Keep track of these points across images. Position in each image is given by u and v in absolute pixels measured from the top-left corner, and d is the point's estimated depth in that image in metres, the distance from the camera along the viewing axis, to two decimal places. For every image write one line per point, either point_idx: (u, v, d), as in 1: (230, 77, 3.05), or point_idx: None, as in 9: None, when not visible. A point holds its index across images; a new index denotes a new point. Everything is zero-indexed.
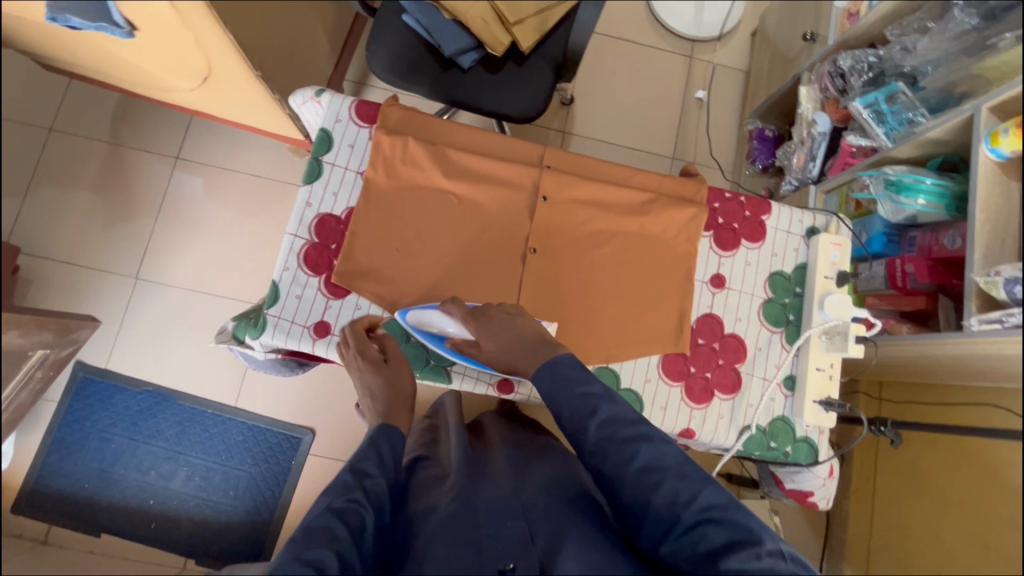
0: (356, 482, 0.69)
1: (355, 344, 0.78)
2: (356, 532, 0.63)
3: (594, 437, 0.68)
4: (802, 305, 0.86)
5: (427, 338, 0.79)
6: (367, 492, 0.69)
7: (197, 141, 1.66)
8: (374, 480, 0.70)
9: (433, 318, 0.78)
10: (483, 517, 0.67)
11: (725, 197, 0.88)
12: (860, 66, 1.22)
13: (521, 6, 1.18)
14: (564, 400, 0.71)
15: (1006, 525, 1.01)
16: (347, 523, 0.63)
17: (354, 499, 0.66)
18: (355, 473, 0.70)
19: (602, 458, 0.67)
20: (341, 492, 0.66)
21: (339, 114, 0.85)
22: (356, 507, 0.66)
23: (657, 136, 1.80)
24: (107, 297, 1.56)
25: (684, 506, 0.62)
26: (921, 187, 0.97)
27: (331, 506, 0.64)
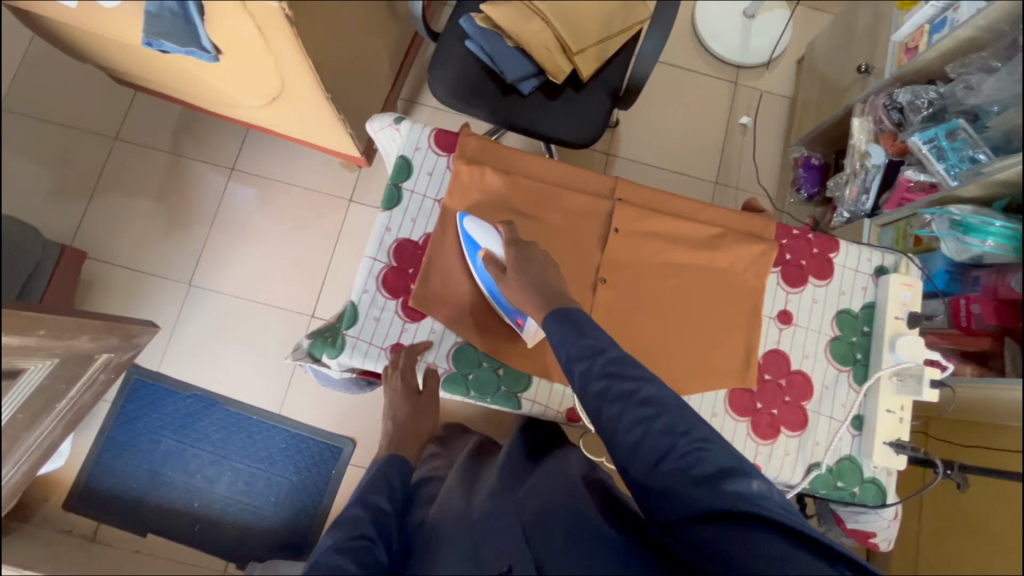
0: (367, 515, 0.66)
1: (403, 367, 0.81)
2: (368, 569, 0.59)
3: (597, 374, 0.65)
4: (870, 344, 0.86)
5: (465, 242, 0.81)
6: (378, 526, 0.65)
7: (253, 153, 1.71)
8: (385, 515, 0.67)
9: (482, 230, 0.80)
10: (485, 527, 0.63)
11: (793, 234, 0.88)
12: (919, 102, 1.24)
13: (583, 36, 1.20)
14: (571, 343, 0.68)
15: None
16: (358, 559, 0.59)
17: (364, 535, 0.63)
18: (365, 507, 0.67)
19: (602, 392, 0.64)
20: (350, 528, 0.63)
21: (418, 142, 0.88)
22: (367, 543, 0.62)
23: (700, 160, 1.81)
24: (161, 302, 1.62)
25: (681, 435, 0.62)
26: (990, 229, 0.95)
27: (338, 546, 0.61)
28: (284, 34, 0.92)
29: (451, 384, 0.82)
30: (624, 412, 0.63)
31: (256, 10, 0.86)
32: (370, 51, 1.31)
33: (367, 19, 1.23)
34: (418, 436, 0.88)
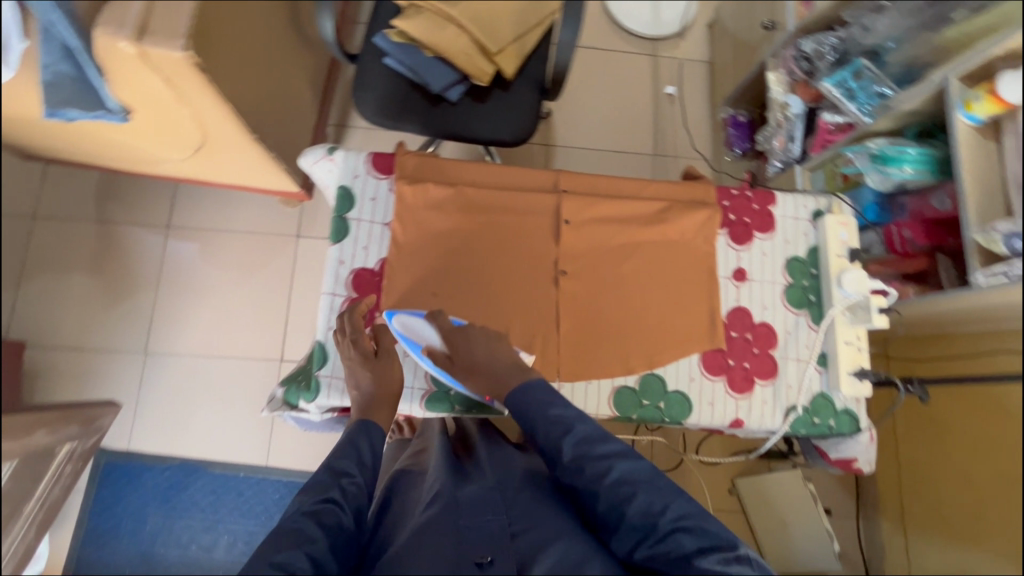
0: (333, 480, 0.65)
1: (350, 332, 0.79)
2: (333, 534, 0.59)
3: (569, 456, 0.68)
4: (820, 284, 0.91)
5: (407, 343, 0.80)
6: (344, 491, 0.64)
7: (188, 206, 1.65)
8: (353, 479, 0.66)
9: (417, 323, 0.80)
10: (463, 514, 0.67)
11: (732, 194, 0.92)
12: (824, 49, 1.30)
13: (500, 35, 1.21)
14: (536, 422, 0.71)
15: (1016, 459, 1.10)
16: (322, 523, 0.60)
17: (329, 499, 0.62)
18: (332, 471, 0.66)
19: (576, 472, 0.67)
20: (315, 492, 0.63)
21: (356, 170, 0.86)
22: (333, 507, 0.62)
23: (635, 136, 1.86)
24: (120, 378, 1.54)
25: (659, 514, 0.64)
26: (906, 157, 1.03)
27: (304, 509, 0.61)
28: (197, 82, 0.89)
29: (435, 402, 0.84)
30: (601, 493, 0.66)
31: (163, 63, 0.83)
32: (289, 83, 1.28)
33: (281, 51, 1.20)
34: (389, 396, 0.76)
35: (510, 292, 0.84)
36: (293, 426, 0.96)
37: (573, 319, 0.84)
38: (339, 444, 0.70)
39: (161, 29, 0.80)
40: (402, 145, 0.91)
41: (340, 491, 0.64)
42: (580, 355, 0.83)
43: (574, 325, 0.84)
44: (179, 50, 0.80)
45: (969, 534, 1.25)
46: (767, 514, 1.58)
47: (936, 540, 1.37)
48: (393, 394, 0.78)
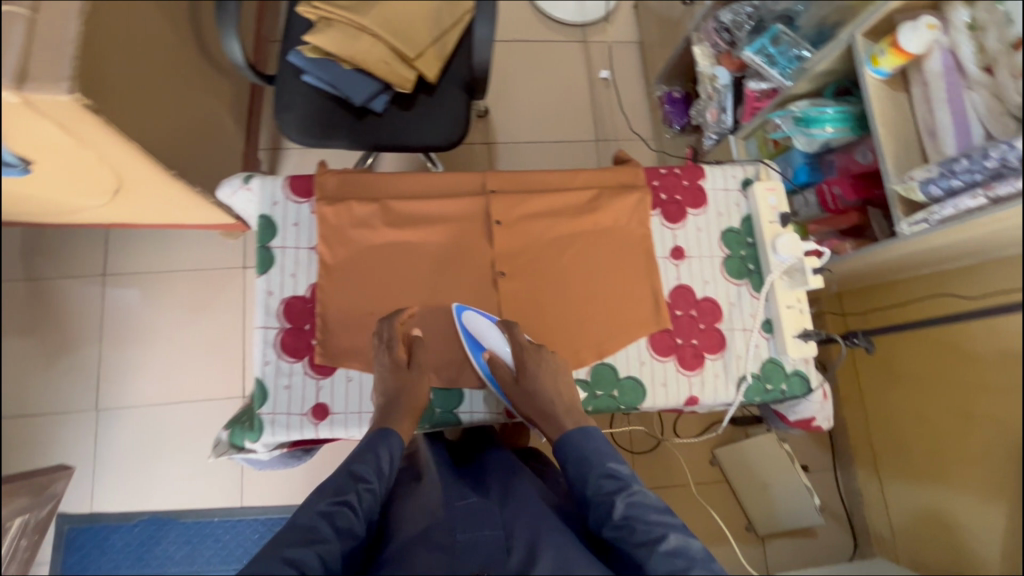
0: (350, 483, 0.65)
1: (385, 336, 0.76)
2: (344, 538, 0.60)
3: (619, 515, 0.64)
4: (757, 253, 0.91)
5: (471, 343, 0.80)
6: (360, 498, 0.64)
7: (123, 252, 1.58)
8: (371, 488, 0.65)
9: (485, 327, 0.80)
10: (460, 527, 0.67)
11: (661, 173, 0.92)
12: (741, 19, 1.31)
13: (417, 39, 1.18)
14: (588, 474, 0.68)
15: (975, 390, 1.19)
16: (336, 528, 0.60)
17: (345, 503, 0.62)
18: (349, 475, 0.66)
19: (626, 535, 0.62)
20: (331, 494, 0.63)
21: (274, 196, 0.83)
22: (347, 513, 0.62)
23: (576, 124, 1.85)
24: (73, 439, 1.48)
25: None
26: (825, 117, 1.05)
27: (319, 508, 0.61)
28: (94, 124, 0.85)
29: None
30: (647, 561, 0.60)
31: (51, 109, 0.79)
32: (205, 111, 1.23)
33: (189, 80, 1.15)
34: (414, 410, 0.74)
35: (449, 301, 0.82)
36: (240, 461, 0.86)
37: (518, 318, 0.83)
38: (361, 443, 0.70)
39: (40, 72, 0.75)
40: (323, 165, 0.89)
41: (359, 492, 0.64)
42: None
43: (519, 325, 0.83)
44: (65, 92, 0.76)
45: (937, 467, 1.33)
46: (749, 480, 1.60)
47: (907, 477, 1.45)
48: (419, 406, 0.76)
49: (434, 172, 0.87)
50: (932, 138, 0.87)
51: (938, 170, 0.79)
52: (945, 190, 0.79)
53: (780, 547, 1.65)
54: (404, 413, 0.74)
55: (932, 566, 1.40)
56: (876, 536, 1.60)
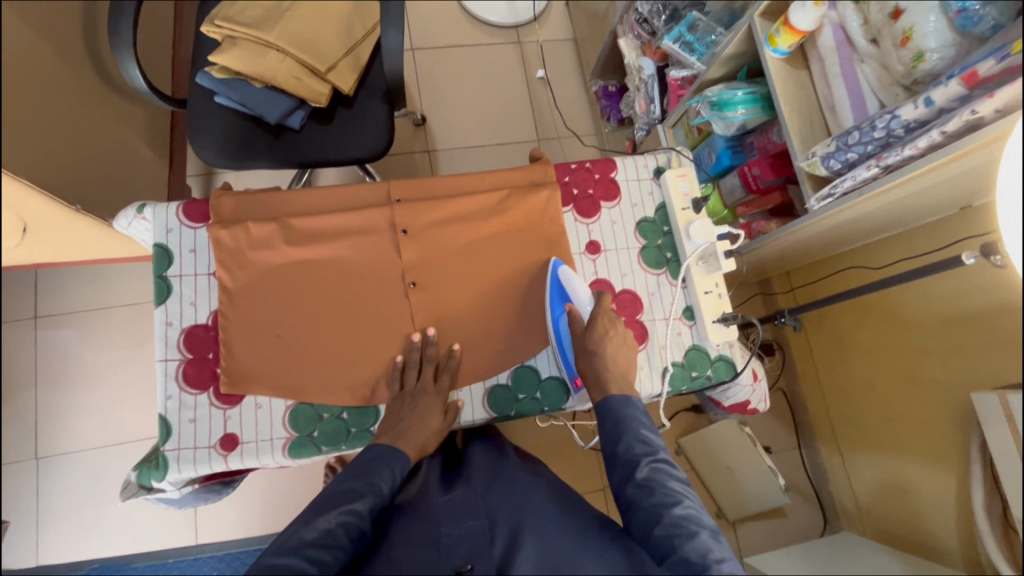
0: (364, 490, 0.65)
1: (417, 358, 0.79)
2: (358, 542, 0.61)
3: (642, 473, 0.65)
4: (674, 240, 0.91)
5: (554, 295, 0.82)
6: (374, 506, 0.65)
7: (54, 293, 1.52)
8: (383, 499, 0.66)
9: (572, 280, 0.81)
10: (444, 521, 0.67)
11: (572, 169, 0.91)
12: (656, 9, 1.32)
13: (328, 52, 1.16)
14: (626, 433, 0.70)
15: (916, 356, 1.20)
16: (350, 533, 0.61)
17: (359, 511, 0.63)
18: (364, 482, 0.66)
19: (645, 493, 0.64)
20: (347, 500, 0.63)
21: (168, 224, 0.80)
22: (360, 520, 0.63)
23: (517, 124, 1.85)
24: (12, 492, 1.41)
25: (716, 561, 0.56)
26: (736, 100, 1.06)
27: (334, 512, 0.61)
28: None
29: (298, 449, 0.76)
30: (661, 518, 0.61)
31: None
32: (117, 140, 1.19)
33: (93, 111, 1.12)
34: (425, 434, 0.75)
35: (359, 316, 0.80)
36: (158, 504, 0.85)
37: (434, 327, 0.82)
38: (369, 454, 0.71)
39: None
40: (224, 187, 0.86)
41: (370, 500, 0.65)
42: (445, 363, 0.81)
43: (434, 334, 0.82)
44: None
45: (891, 437, 1.34)
46: (713, 464, 1.60)
47: (864, 450, 1.46)
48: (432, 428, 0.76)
49: (337, 186, 0.85)
50: (832, 112, 0.87)
51: (835, 144, 0.79)
52: (844, 162, 0.80)
53: (752, 529, 1.65)
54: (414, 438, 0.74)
55: (894, 533, 1.41)
56: (843, 510, 1.61)
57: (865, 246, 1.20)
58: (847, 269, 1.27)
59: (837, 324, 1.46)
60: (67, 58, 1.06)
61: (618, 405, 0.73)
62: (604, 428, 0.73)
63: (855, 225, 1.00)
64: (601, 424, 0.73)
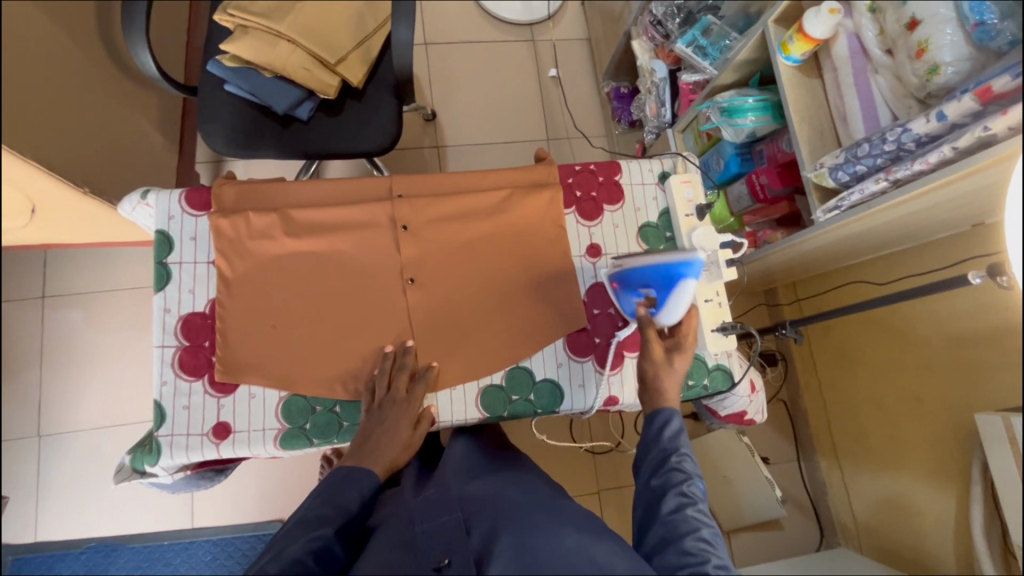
0: (331, 515, 0.67)
1: (389, 367, 0.77)
2: (327, 567, 0.61)
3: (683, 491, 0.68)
4: (677, 246, 0.90)
5: (662, 292, 0.73)
6: (342, 528, 0.66)
7: (61, 274, 1.54)
8: (351, 520, 0.68)
9: (679, 298, 0.73)
10: (417, 518, 0.69)
11: (575, 170, 0.90)
12: (670, 11, 1.30)
13: (338, 44, 1.16)
14: (670, 445, 0.72)
15: (923, 374, 1.19)
16: (319, 558, 0.61)
17: (327, 535, 0.64)
18: (331, 507, 0.68)
19: (680, 510, 0.66)
20: (313, 527, 0.65)
21: (170, 211, 0.81)
22: (327, 542, 0.63)
23: (527, 123, 1.84)
24: (13, 469, 1.43)
25: None
26: (747, 106, 1.04)
27: (301, 542, 0.62)
28: None
29: (289, 440, 0.76)
30: (694, 533, 0.63)
31: None
32: (126, 125, 1.20)
33: (104, 95, 1.13)
34: (390, 448, 0.74)
35: (356, 311, 0.80)
36: (152, 488, 0.85)
37: (430, 324, 0.81)
38: (331, 478, 0.72)
39: None
40: (227, 176, 0.87)
41: (342, 524, 0.67)
42: (440, 360, 0.81)
43: (430, 331, 0.81)
44: None
45: (892, 454, 1.33)
46: (712, 474, 1.59)
47: (865, 465, 1.44)
48: (400, 442, 0.75)
49: (339, 179, 0.85)
50: (843, 123, 0.86)
51: (844, 156, 0.78)
52: (852, 175, 0.78)
53: (746, 540, 1.64)
54: (384, 452, 0.74)
55: (892, 552, 1.39)
56: (840, 524, 1.60)
57: (872, 260, 1.18)
58: (854, 282, 1.25)
59: (843, 338, 1.44)
60: (80, 42, 1.07)
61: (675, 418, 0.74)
62: (654, 428, 0.74)
63: (862, 240, 0.99)
64: (651, 429, 0.75)
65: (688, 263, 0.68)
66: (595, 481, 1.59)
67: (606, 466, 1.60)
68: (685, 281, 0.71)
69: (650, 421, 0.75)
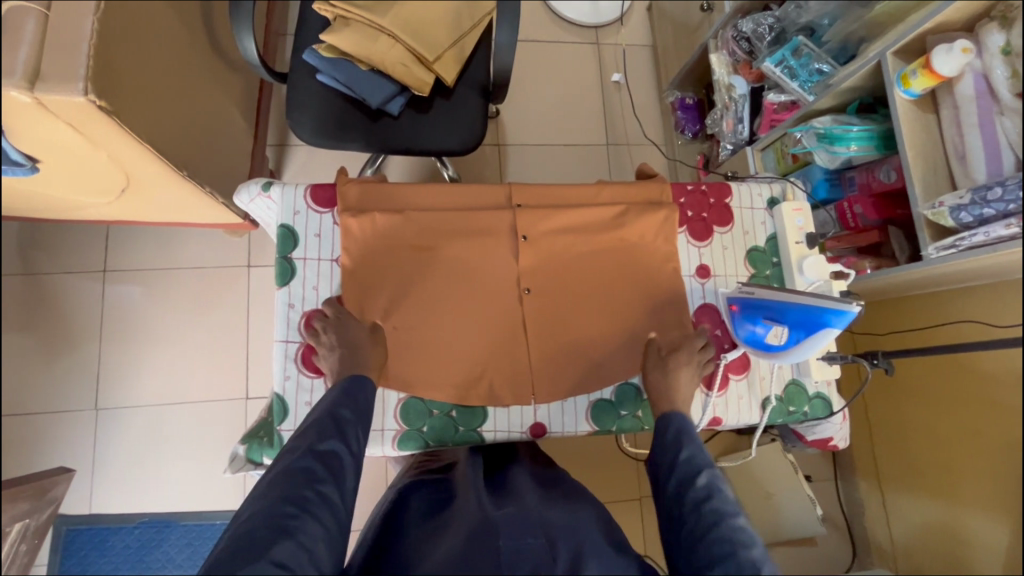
0: (334, 423, 0.68)
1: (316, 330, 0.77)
2: (338, 475, 0.64)
3: (699, 484, 0.67)
4: (782, 272, 0.91)
5: (803, 328, 0.74)
6: (346, 435, 0.68)
7: (124, 249, 1.54)
8: (352, 427, 0.69)
9: (814, 341, 0.74)
10: (502, 532, 0.68)
11: (688, 190, 0.91)
12: (762, 30, 1.30)
13: (436, 41, 1.15)
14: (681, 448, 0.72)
15: (970, 405, 1.19)
16: (327, 465, 0.64)
17: (332, 443, 0.66)
18: (330, 415, 0.69)
19: (699, 510, 0.65)
20: (319, 434, 0.67)
21: (295, 206, 0.81)
22: (336, 450, 0.66)
23: (588, 126, 1.83)
24: (70, 439, 1.44)
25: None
26: (850, 135, 1.05)
27: (311, 448, 0.65)
28: (107, 126, 0.82)
29: (407, 442, 0.79)
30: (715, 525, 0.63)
31: (63, 109, 0.77)
32: (215, 106, 1.20)
33: (201, 75, 1.12)
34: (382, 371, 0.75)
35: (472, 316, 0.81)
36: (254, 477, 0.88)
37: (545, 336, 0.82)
38: (333, 392, 0.72)
39: (53, 72, 0.73)
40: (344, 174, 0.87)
41: (352, 433, 0.69)
42: (551, 372, 0.82)
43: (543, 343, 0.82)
44: (79, 93, 0.74)
45: (941, 484, 1.33)
46: (753, 489, 1.61)
47: (910, 492, 1.45)
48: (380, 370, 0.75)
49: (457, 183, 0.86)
50: (961, 162, 0.86)
51: (970, 197, 0.79)
52: (976, 217, 0.79)
53: (779, 554, 1.67)
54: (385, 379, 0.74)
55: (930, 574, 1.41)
56: (875, 546, 1.62)
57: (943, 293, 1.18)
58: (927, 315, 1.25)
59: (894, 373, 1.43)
60: (185, 22, 1.06)
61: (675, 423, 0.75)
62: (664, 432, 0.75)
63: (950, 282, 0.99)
64: (657, 437, 0.76)
65: (841, 315, 0.69)
66: (636, 486, 1.60)
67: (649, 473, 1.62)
68: (829, 328, 0.72)
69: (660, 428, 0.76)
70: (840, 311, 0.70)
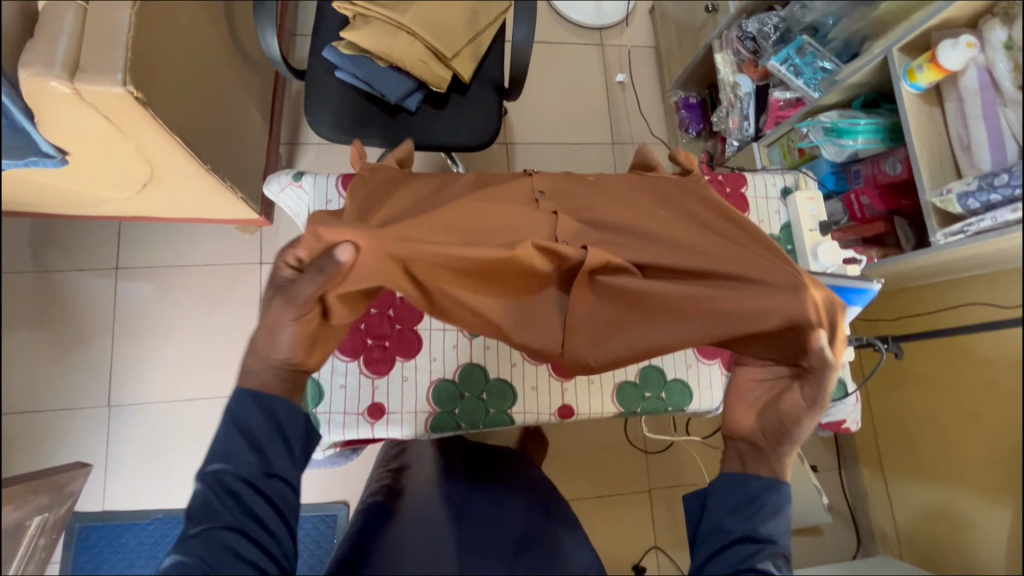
0: (216, 490, 0.62)
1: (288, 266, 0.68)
2: (231, 556, 0.59)
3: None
4: (796, 259, 0.94)
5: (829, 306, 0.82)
6: (230, 497, 0.62)
7: (136, 246, 1.55)
8: (235, 483, 0.63)
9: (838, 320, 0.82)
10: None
11: (705, 179, 0.96)
12: (767, 29, 1.34)
13: (453, 38, 1.17)
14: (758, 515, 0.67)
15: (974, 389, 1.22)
16: (215, 548, 0.59)
17: (217, 519, 0.61)
18: (211, 479, 0.63)
19: None
20: (204, 511, 0.61)
21: (329, 195, 0.87)
22: (224, 524, 0.60)
23: (593, 124, 1.87)
24: (82, 436, 1.44)
25: None
26: (858, 129, 1.09)
27: (193, 533, 0.60)
28: (140, 116, 0.84)
29: (440, 424, 0.86)
30: None
31: (99, 101, 0.78)
32: (235, 102, 1.21)
33: (223, 70, 1.14)
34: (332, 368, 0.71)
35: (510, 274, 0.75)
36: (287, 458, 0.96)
37: (607, 300, 0.79)
38: (218, 443, 0.65)
39: (92, 64, 0.75)
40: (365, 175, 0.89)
41: (252, 492, 0.63)
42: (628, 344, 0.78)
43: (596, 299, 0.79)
44: (118, 85, 0.76)
45: (944, 469, 1.36)
46: None
47: (916, 481, 1.48)
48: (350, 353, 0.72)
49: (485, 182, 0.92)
50: (966, 152, 0.90)
51: (977, 184, 0.83)
52: (983, 203, 0.83)
53: None
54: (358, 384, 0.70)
55: (935, 561, 1.45)
56: (880, 533, 1.65)
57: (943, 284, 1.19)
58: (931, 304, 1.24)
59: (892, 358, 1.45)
60: (209, 19, 1.08)
61: (779, 493, 0.69)
62: (760, 486, 0.69)
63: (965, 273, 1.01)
64: (755, 508, 0.68)
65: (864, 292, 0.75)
66: (645, 478, 1.63)
67: (658, 466, 1.64)
68: (851, 306, 0.80)
69: (755, 483, 0.70)
70: (860, 290, 0.77)
